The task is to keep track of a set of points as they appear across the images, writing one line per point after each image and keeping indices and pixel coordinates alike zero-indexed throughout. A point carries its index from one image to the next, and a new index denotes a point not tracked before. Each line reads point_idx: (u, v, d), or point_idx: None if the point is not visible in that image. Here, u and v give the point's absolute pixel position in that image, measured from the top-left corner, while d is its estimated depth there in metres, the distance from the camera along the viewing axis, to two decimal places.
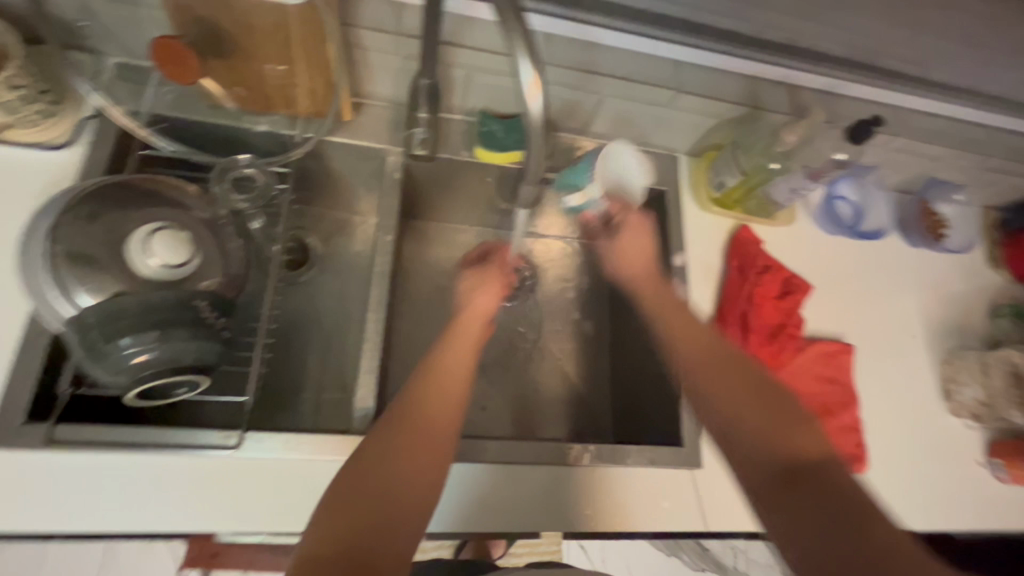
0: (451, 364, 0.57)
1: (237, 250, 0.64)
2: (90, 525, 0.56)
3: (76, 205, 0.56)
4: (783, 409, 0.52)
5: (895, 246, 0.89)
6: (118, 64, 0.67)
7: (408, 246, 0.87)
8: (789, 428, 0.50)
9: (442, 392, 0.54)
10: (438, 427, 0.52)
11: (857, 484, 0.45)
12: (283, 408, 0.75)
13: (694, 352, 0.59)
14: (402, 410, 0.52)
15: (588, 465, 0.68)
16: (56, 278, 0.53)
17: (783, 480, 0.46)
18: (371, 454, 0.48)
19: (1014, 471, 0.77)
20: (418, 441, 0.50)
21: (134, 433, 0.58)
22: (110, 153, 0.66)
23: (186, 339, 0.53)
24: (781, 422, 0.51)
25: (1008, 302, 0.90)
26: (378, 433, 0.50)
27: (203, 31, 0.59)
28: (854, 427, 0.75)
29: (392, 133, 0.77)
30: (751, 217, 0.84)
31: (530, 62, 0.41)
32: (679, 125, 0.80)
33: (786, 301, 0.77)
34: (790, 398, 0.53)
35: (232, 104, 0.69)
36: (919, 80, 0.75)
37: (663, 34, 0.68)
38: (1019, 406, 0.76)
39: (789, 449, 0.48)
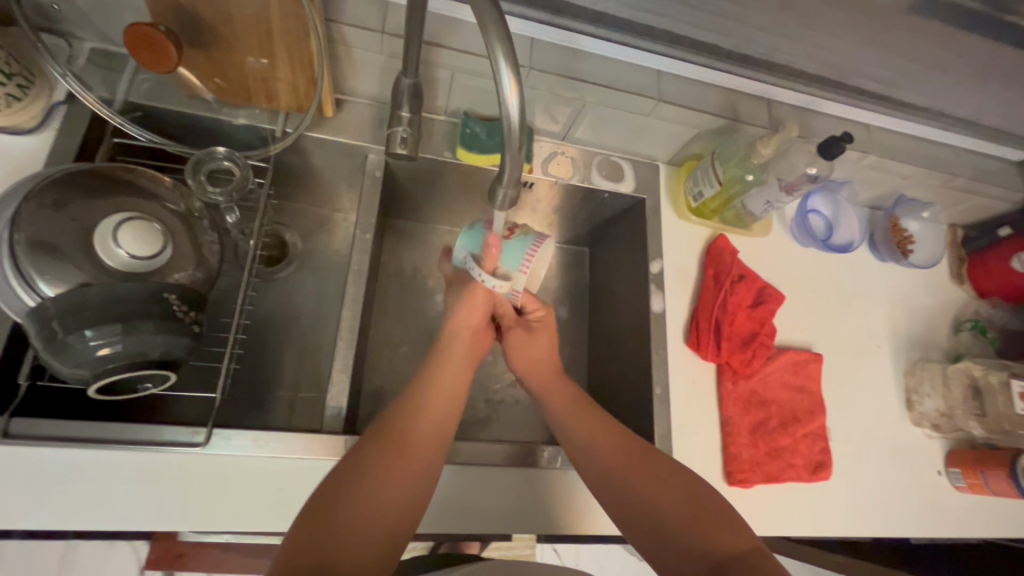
0: (417, 423, 0.57)
1: (210, 243, 0.63)
2: (50, 523, 0.54)
3: (39, 192, 0.54)
4: (707, 499, 0.54)
5: (865, 259, 0.92)
6: (93, 50, 0.66)
7: (388, 244, 0.87)
8: (716, 518, 0.52)
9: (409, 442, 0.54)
10: (400, 494, 0.51)
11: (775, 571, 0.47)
12: (255, 406, 0.74)
13: (610, 443, 0.60)
14: (370, 477, 0.51)
15: (560, 468, 0.68)
16: (17, 267, 0.51)
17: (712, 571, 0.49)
18: (332, 502, 0.48)
19: (971, 481, 0.79)
20: (380, 512, 0.49)
21: (96, 430, 0.55)
22: (82, 140, 0.64)
23: (152, 333, 0.52)
24: (707, 513, 0.52)
25: (970, 316, 0.94)
26: (341, 481, 0.50)
27: (182, 19, 0.58)
28: (820, 435, 0.77)
29: (374, 131, 0.76)
30: (727, 227, 0.86)
31: (508, 66, 0.41)
32: (659, 135, 0.81)
33: (758, 310, 0.79)
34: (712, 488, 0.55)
35: (211, 95, 0.68)
36: (882, 98, 0.79)
37: (642, 43, 0.71)
38: (976, 417, 0.80)
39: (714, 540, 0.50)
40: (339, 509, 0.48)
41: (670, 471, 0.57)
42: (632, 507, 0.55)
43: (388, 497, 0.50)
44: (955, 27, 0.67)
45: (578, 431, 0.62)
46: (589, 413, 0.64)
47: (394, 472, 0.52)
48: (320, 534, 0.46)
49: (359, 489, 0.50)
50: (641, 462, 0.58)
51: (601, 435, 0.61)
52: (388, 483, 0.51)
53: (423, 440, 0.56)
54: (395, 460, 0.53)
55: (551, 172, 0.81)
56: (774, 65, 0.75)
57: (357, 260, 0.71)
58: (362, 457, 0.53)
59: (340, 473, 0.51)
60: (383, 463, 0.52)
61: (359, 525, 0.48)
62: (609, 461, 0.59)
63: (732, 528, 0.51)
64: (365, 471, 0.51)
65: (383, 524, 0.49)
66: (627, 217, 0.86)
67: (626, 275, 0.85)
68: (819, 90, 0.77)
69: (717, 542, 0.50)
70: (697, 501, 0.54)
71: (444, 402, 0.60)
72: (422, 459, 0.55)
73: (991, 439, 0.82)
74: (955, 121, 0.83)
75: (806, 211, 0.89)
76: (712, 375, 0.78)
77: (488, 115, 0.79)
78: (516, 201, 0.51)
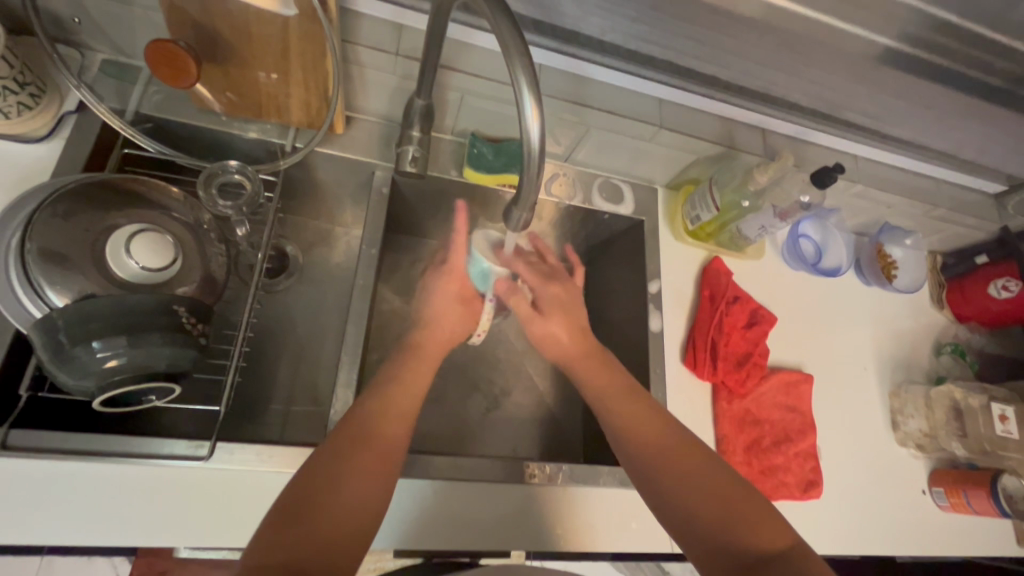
0: (379, 414, 0.57)
1: (219, 256, 0.63)
2: (41, 537, 0.53)
3: (51, 201, 0.54)
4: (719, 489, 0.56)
5: (851, 283, 0.96)
6: (106, 61, 0.67)
7: (390, 258, 0.88)
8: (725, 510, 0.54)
9: (378, 431, 0.56)
10: (369, 484, 0.52)
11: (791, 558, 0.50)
12: (252, 418, 0.73)
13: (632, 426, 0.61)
14: (334, 470, 0.51)
15: (561, 484, 0.69)
16: (27, 276, 0.50)
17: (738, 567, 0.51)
18: (300, 502, 0.48)
19: (954, 499, 0.82)
20: (350, 505, 0.50)
21: (96, 442, 0.54)
22: (91, 149, 0.64)
23: (160, 345, 0.52)
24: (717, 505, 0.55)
25: (949, 340, 0.98)
26: (310, 476, 0.50)
27: (200, 36, 0.59)
28: (811, 454, 0.79)
29: (382, 148, 0.78)
30: (721, 249, 0.88)
31: (532, 95, 0.43)
32: (658, 159, 0.84)
33: (752, 331, 0.81)
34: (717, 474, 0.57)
35: (223, 109, 0.69)
36: (872, 131, 0.83)
37: (648, 74, 0.74)
38: (959, 438, 0.85)
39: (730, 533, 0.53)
40: (308, 502, 0.49)
41: (708, 463, 0.58)
42: (671, 504, 0.56)
43: (357, 488, 0.51)
44: (938, 69, 0.71)
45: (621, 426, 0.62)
46: (630, 398, 0.64)
47: (359, 461, 0.53)
48: (289, 528, 0.46)
49: (329, 480, 0.50)
50: (680, 452, 0.59)
51: (643, 428, 0.61)
52: (357, 476, 0.52)
53: (389, 428, 0.56)
54: (358, 449, 0.53)
55: (553, 192, 0.83)
56: (770, 97, 0.78)
57: (363, 275, 0.72)
58: (329, 452, 0.53)
59: (306, 467, 0.52)
60: (344, 454, 0.53)
61: (332, 516, 0.49)
62: (654, 450, 0.59)
63: (770, 524, 0.53)
64: (334, 465, 0.52)
65: (358, 517, 0.50)
66: (625, 237, 0.88)
67: (624, 294, 0.87)
68: (810, 122, 0.81)
69: (755, 539, 0.52)
70: (734, 499, 0.55)
71: (406, 398, 0.60)
72: (388, 448, 0.55)
73: (972, 459, 0.86)
74: (936, 155, 0.87)
75: (797, 235, 0.93)
76: (707, 393, 0.80)
77: (494, 136, 0.81)
78: (528, 223, 0.53)
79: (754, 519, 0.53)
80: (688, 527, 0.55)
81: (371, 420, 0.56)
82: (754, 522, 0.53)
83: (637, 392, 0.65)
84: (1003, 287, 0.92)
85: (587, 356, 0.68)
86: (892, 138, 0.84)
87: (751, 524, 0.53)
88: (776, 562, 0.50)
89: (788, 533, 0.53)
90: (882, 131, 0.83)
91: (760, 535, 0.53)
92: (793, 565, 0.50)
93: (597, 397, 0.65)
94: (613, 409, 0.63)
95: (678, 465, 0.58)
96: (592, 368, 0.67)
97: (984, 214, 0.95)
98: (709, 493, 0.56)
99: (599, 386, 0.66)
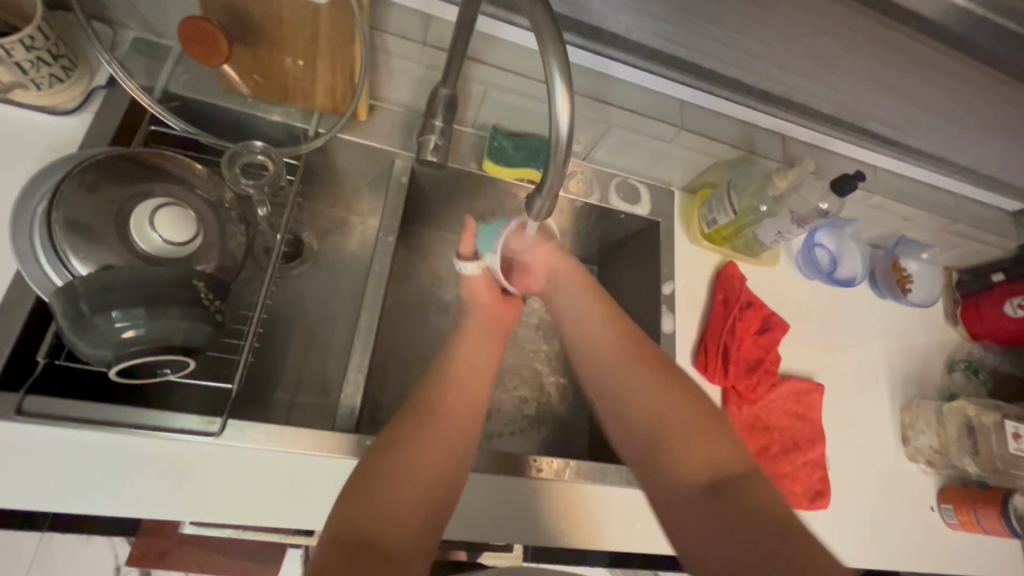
0: (452, 401, 0.58)
1: (238, 235, 0.63)
2: (52, 505, 0.54)
3: (79, 172, 0.54)
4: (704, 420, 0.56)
5: (865, 295, 0.95)
6: (137, 39, 0.68)
7: (405, 249, 0.88)
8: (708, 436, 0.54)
9: (456, 398, 0.58)
10: (440, 467, 0.52)
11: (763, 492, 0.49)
12: (261, 401, 0.73)
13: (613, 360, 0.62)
14: (407, 448, 0.52)
15: (568, 480, 0.68)
16: (53, 244, 0.51)
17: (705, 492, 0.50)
18: (383, 461, 0.50)
19: (963, 518, 0.81)
20: (421, 485, 0.50)
21: (110, 413, 0.55)
22: (119, 125, 0.64)
23: (179, 318, 0.52)
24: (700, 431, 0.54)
25: (963, 357, 0.97)
26: (394, 436, 0.52)
27: (232, 17, 0.60)
28: (820, 463, 0.78)
29: (404, 138, 0.78)
30: (737, 254, 0.88)
31: (563, 83, 0.44)
32: (676, 162, 0.84)
33: (764, 337, 0.81)
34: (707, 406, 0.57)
35: (248, 91, 0.70)
36: (893, 142, 0.83)
37: (673, 75, 0.74)
38: (970, 455, 0.84)
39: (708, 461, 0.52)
40: (376, 476, 0.49)
41: (680, 389, 0.58)
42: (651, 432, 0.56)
43: (428, 466, 0.51)
44: (961, 78, 0.71)
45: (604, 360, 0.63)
46: (614, 329, 0.65)
47: (431, 444, 0.53)
48: (364, 496, 0.47)
49: (412, 441, 0.52)
50: (655, 376, 0.60)
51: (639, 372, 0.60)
52: (428, 455, 0.52)
53: (462, 413, 0.58)
54: (433, 430, 0.54)
55: (570, 190, 0.84)
56: (792, 103, 0.78)
57: (379, 262, 0.72)
58: (412, 414, 0.55)
59: (377, 443, 0.52)
60: (418, 433, 0.53)
61: (399, 495, 0.48)
62: (630, 373, 0.61)
63: (732, 447, 0.53)
64: (416, 427, 0.54)
65: (424, 500, 0.50)
66: (639, 238, 0.88)
67: (637, 296, 0.86)
68: (831, 129, 0.81)
69: (713, 458, 0.52)
70: (704, 421, 0.55)
71: (471, 367, 0.63)
72: (455, 432, 0.56)
73: (983, 477, 0.85)
74: (956, 169, 0.87)
75: (813, 244, 0.92)
76: (717, 398, 0.79)
77: (515, 131, 0.82)
78: (550, 212, 0.53)
79: (719, 444, 0.53)
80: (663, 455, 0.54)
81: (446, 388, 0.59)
82: (719, 449, 0.53)
83: (624, 322, 0.67)
84: (1019, 305, 0.91)
85: (586, 297, 0.70)
86: (911, 149, 0.84)
87: (715, 443, 0.53)
88: (730, 483, 0.50)
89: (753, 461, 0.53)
90: (904, 142, 0.83)
91: (722, 456, 0.52)
92: (745, 488, 0.49)
93: (584, 332, 0.67)
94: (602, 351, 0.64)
95: (649, 386, 0.59)
96: (588, 307, 0.68)
97: (1002, 231, 0.95)
98: (673, 411, 0.56)
99: (590, 323, 0.67)
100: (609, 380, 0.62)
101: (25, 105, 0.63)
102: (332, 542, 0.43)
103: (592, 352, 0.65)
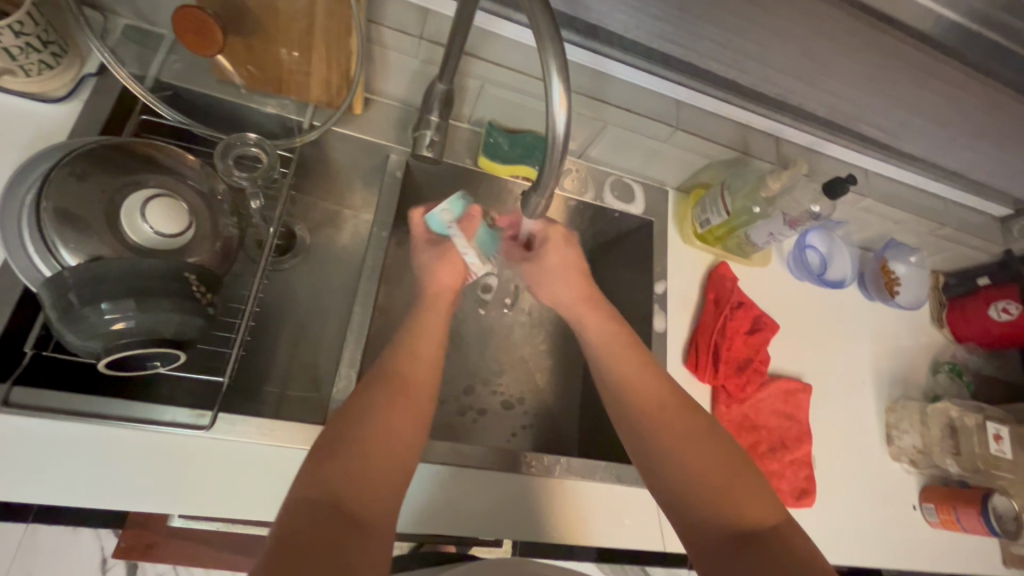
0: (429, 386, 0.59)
1: (230, 229, 0.62)
2: (38, 499, 0.53)
3: (68, 161, 0.53)
4: (739, 475, 0.55)
5: (853, 296, 0.96)
6: (129, 27, 0.67)
7: (398, 244, 0.88)
8: (738, 491, 0.53)
9: (423, 374, 0.59)
10: (407, 435, 0.53)
11: (795, 545, 0.49)
12: (251, 395, 0.73)
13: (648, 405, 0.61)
14: (376, 418, 0.52)
15: (558, 476, 0.69)
16: (42, 234, 0.50)
17: (734, 544, 0.50)
18: (350, 429, 0.51)
19: (944, 516, 0.83)
20: (387, 447, 0.51)
21: (100, 405, 0.54)
22: (110, 113, 0.64)
23: (170, 311, 0.51)
24: (732, 486, 0.54)
25: (947, 359, 0.99)
26: (363, 405, 0.53)
27: (227, 7, 0.59)
28: (806, 462, 0.79)
29: (398, 132, 0.78)
30: (728, 255, 0.89)
31: (561, 83, 0.44)
32: (671, 162, 0.84)
33: (754, 337, 0.82)
34: (746, 460, 0.57)
35: (242, 82, 0.69)
36: (882, 145, 0.84)
37: (671, 74, 0.75)
38: (952, 456, 0.85)
39: (741, 514, 0.52)
40: (344, 442, 0.50)
41: (709, 440, 0.57)
42: (681, 483, 0.55)
43: (390, 431, 0.52)
44: (954, 85, 0.72)
45: (642, 405, 0.61)
46: (647, 371, 0.64)
47: (393, 413, 0.54)
48: (329, 464, 0.48)
49: (376, 414, 0.53)
50: (683, 427, 0.59)
51: (674, 418, 0.59)
52: (395, 423, 0.53)
53: (426, 386, 0.59)
54: (396, 399, 0.55)
55: (565, 187, 0.84)
56: (785, 105, 0.79)
57: (372, 256, 0.72)
58: (380, 388, 0.55)
59: (342, 412, 0.53)
60: (383, 403, 0.54)
61: (366, 464, 0.49)
62: (662, 420, 0.59)
63: (763, 502, 0.53)
64: (382, 400, 0.54)
65: (393, 464, 0.51)
66: (632, 237, 0.89)
67: (629, 295, 0.87)
68: (821, 132, 0.82)
69: (744, 513, 0.52)
70: (737, 475, 0.55)
71: (435, 346, 0.63)
72: (420, 403, 0.56)
73: (964, 477, 0.87)
74: (944, 173, 0.89)
75: (803, 246, 0.93)
76: (706, 397, 0.80)
77: (511, 127, 0.82)
78: (545, 209, 0.54)
79: (748, 497, 0.53)
80: (697, 505, 0.54)
81: (411, 360, 0.60)
82: (749, 503, 0.52)
83: (653, 365, 0.65)
84: (1004, 309, 0.93)
85: (617, 338, 0.68)
86: (900, 152, 0.85)
87: (748, 497, 0.53)
88: (757, 540, 0.50)
89: (779, 512, 0.53)
90: (893, 146, 0.84)
91: (753, 513, 0.52)
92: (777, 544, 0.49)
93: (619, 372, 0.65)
94: (633, 392, 0.62)
95: (681, 436, 0.58)
96: (622, 353, 0.66)
97: (988, 236, 0.97)
98: (710, 461, 0.56)
99: (623, 365, 0.65)
100: (641, 426, 0.60)
101: (13, 92, 0.62)
102: (295, 508, 0.44)
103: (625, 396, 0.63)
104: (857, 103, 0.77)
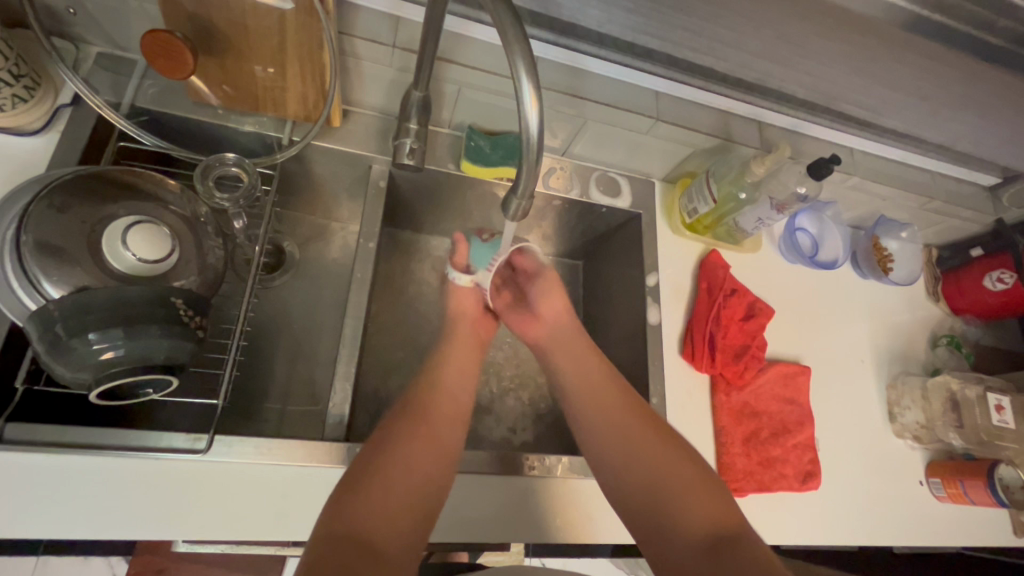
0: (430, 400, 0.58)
1: (215, 250, 0.62)
2: (40, 531, 0.53)
3: (46, 193, 0.53)
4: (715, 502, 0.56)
5: (847, 275, 0.96)
6: (101, 54, 0.67)
7: (388, 253, 0.88)
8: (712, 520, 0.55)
9: (443, 386, 0.61)
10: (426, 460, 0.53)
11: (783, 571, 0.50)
12: (250, 415, 0.73)
13: (604, 430, 0.63)
14: (402, 445, 0.53)
15: (561, 475, 0.68)
16: (23, 268, 0.50)
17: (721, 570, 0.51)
18: (374, 461, 0.51)
19: (951, 490, 0.82)
20: (412, 482, 0.51)
21: (98, 434, 0.54)
22: (87, 142, 0.64)
23: (159, 337, 0.51)
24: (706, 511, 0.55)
25: (946, 332, 0.98)
26: (390, 427, 0.55)
27: (195, 26, 0.58)
28: (810, 444, 0.79)
29: (380, 141, 0.78)
30: (718, 242, 0.89)
31: (530, 81, 0.44)
32: (654, 151, 0.84)
33: (750, 323, 0.82)
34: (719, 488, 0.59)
35: (219, 102, 0.69)
36: (864, 122, 0.84)
37: (648, 66, 0.75)
38: (955, 429, 0.86)
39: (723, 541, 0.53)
40: (367, 476, 0.49)
41: (675, 464, 0.59)
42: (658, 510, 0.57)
43: (412, 469, 0.52)
44: (934, 58, 0.71)
45: (602, 426, 0.63)
46: (609, 398, 0.66)
47: (416, 440, 0.54)
48: (352, 496, 0.48)
49: (393, 442, 0.53)
50: (667, 466, 0.59)
51: (640, 440, 0.61)
52: (410, 453, 0.53)
53: (445, 410, 0.59)
54: (415, 427, 0.55)
55: (551, 186, 0.84)
56: (766, 90, 0.79)
57: (361, 268, 0.72)
58: (402, 417, 0.56)
59: (368, 446, 0.53)
60: (408, 432, 0.55)
61: (391, 494, 0.49)
62: (631, 449, 0.61)
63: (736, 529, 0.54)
64: (404, 428, 0.55)
65: (420, 480, 0.52)
66: (622, 230, 0.89)
67: (622, 289, 0.87)
68: (806, 114, 0.82)
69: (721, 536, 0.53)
70: (700, 497, 0.57)
71: (455, 369, 0.64)
72: (440, 432, 0.57)
73: (969, 449, 0.86)
74: (930, 147, 0.88)
75: (794, 228, 0.93)
76: (706, 385, 0.80)
77: (492, 130, 0.82)
78: (526, 212, 0.54)
79: (716, 520, 0.55)
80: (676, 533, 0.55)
81: (434, 382, 0.61)
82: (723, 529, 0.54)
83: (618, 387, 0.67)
84: (998, 279, 0.93)
85: (598, 388, 0.66)
86: (885, 127, 0.85)
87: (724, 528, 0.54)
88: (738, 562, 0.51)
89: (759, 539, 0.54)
90: (878, 123, 0.84)
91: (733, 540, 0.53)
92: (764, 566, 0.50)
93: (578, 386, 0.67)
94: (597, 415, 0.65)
95: (648, 463, 0.60)
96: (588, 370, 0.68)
97: (979, 206, 0.96)
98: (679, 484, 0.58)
99: (584, 387, 0.67)
100: (605, 451, 0.62)
101: None
102: (321, 543, 0.44)
103: (589, 421, 0.65)
104: (839, 84, 0.76)
